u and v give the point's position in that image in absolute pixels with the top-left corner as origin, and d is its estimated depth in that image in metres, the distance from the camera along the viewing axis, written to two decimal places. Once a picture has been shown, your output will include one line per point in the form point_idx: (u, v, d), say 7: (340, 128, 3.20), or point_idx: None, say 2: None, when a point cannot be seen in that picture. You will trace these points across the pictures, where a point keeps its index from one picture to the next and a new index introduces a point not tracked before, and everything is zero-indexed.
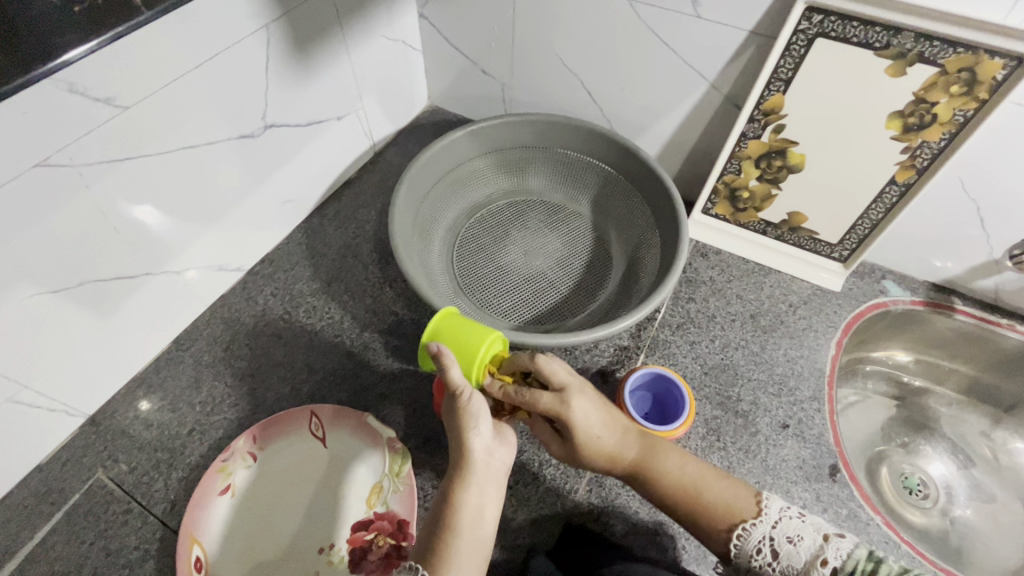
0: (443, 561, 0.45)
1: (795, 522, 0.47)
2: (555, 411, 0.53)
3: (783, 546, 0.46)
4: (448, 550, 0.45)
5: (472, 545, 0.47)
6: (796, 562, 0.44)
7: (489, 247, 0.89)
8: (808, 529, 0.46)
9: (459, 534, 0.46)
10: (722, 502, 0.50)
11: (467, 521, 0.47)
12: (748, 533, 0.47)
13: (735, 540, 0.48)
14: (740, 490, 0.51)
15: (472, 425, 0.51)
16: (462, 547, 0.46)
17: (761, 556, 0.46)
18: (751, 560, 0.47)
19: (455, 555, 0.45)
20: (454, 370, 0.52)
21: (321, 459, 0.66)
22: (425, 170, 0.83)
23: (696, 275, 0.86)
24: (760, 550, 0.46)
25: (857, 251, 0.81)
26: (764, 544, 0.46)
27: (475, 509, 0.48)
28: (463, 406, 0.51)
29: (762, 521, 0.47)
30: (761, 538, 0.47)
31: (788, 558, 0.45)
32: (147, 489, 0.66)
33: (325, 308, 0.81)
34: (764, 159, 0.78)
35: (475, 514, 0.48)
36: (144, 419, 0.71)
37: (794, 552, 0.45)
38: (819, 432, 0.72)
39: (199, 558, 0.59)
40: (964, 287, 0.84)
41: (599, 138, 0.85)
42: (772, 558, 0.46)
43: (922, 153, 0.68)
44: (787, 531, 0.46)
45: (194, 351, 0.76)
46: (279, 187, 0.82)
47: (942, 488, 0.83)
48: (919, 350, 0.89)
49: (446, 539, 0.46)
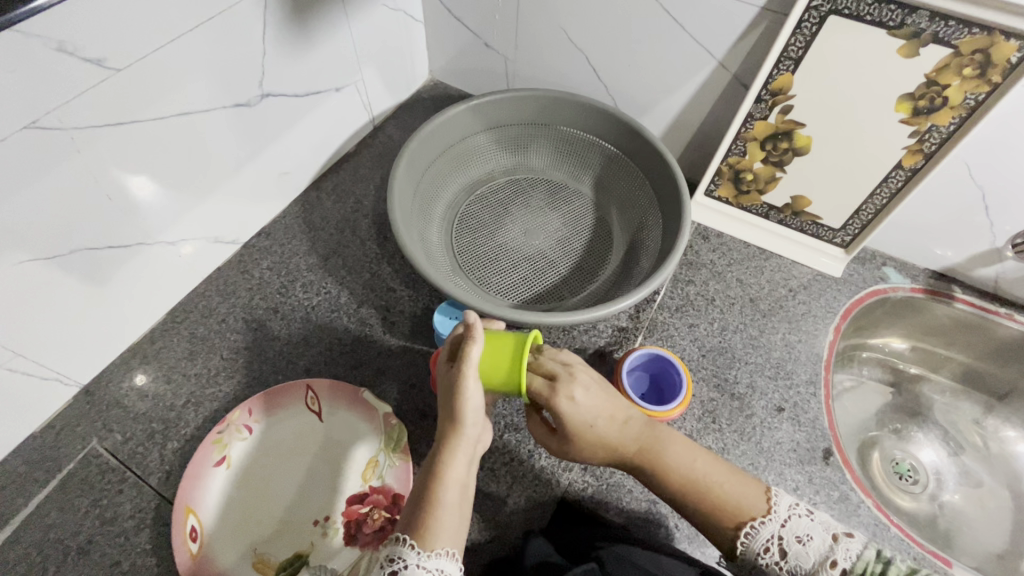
0: (432, 530, 0.45)
1: (803, 521, 0.46)
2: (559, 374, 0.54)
3: (792, 546, 0.45)
4: (434, 522, 0.45)
5: (454, 518, 0.47)
6: (804, 563, 0.44)
7: (489, 225, 0.87)
8: (817, 528, 0.46)
9: (445, 510, 0.46)
10: (732, 496, 0.49)
11: (454, 498, 0.47)
12: (756, 532, 0.46)
13: (742, 538, 0.47)
14: (750, 488, 0.49)
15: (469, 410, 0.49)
16: (446, 521, 0.46)
17: (769, 554, 0.46)
18: (758, 558, 0.46)
19: (439, 527, 0.45)
20: (474, 347, 0.50)
21: (317, 433, 0.66)
22: (426, 144, 0.81)
23: (696, 257, 0.86)
24: (768, 549, 0.46)
25: (859, 237, 0.80)
26: (773, 543, 0.46)
27: (459, 487, 0.48)
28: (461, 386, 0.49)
29: (771, 520, 0.47)
30: (769, 536, 0.46)
31: (796, 558, 0.45)
32: (142, 459, 0.66)
33: (322, 283, 0.80)
34: (770, 141, 0.77)
35: (461, 494, 0.48)
36: (139, 390, 0.70)
37: (803, 552, 0.45)
38: (814, 416, 0.73)
39: (194, 528, 0.59)
40: (964, 276, 0.84)
41: (604, 116, 0.84)
42: (779, 557, 0.46)
43: (930, 137, 0.67)
44: (797, 530, 0.46)
45: (189, 323, 0.76)
46: (275, 158, 0.80)
47: (932, 473, 0.84)
48: (918, 337, 0.89)
49: (432, 513, 0.46)
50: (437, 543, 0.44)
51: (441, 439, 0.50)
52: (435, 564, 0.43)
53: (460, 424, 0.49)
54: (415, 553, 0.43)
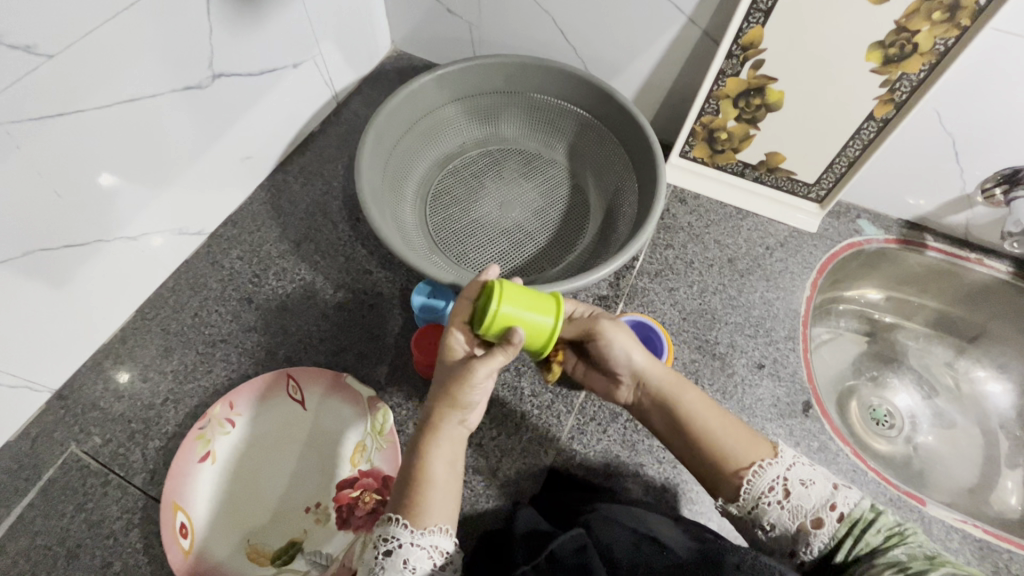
0: (422, 508, 0.47)
1: (807, 468, 0.49)
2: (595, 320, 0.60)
3: (795, 487, 0.48)
4: (424, 499, 0.48)
5: (444, 496, 0.49)
6: (806, 503, 0.47)
7: (463, 200, 0.86)
8: (820, 477, 0.49)
9: (433, 487, 0.49)
10: (738, 448, 0.51)
11: (440, 478, 0.49)
12: (763, 471, 0.49)
13: (747, 478, 0.49)
14: (756, 443, 0.52)
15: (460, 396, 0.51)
16: (434, 497, 0.48)
17: (772, 494, 0.48)
18: (761, 497, 0.48)
19: (429, 505, 0.48)
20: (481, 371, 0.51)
21: (301, 421, 0.66)
22: (392, 119, 0.78)
23: (674, 221, 0.85)
24: (772, 488, 0.48)
25: (834, 190, 0.81)
26: (778, 483, 0.48)
27: (446, 464, 0.50)
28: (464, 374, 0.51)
29: (778, 463, 0.49)
30: (775, 477, 0.48)
31: (799, 498, 0.47)
32: (124, 460, 0.64)
33: (295, 270, 0.78)
34: (742, 98, 0.75)
35: (448, 470, 0.50)
36: (115, 390, 0.68)
37: (805, 494, 0.47)
38: (793, 370, 0.74)
39: (184, 524, 0.58)
40: (935, 224, 0.85)
41: (574, 80, 0.81)
42: (782, 497, 0.48)
43: (901, 86, 0.67)
44: (801, 474, 0.49)
45: (161, 319, 0.73)
46: (234, 141, 0.77)
47: (907, 417, 0.87)
48: (891, 287, 0.90)
49: (421, 492, 0.48)
50: (428, 521, 0.47)
51: (428, 414, 0.52)
52: (429, 540, 0.46)
53: (445, 406, 0.52)
54: (407, 531, 0.46)
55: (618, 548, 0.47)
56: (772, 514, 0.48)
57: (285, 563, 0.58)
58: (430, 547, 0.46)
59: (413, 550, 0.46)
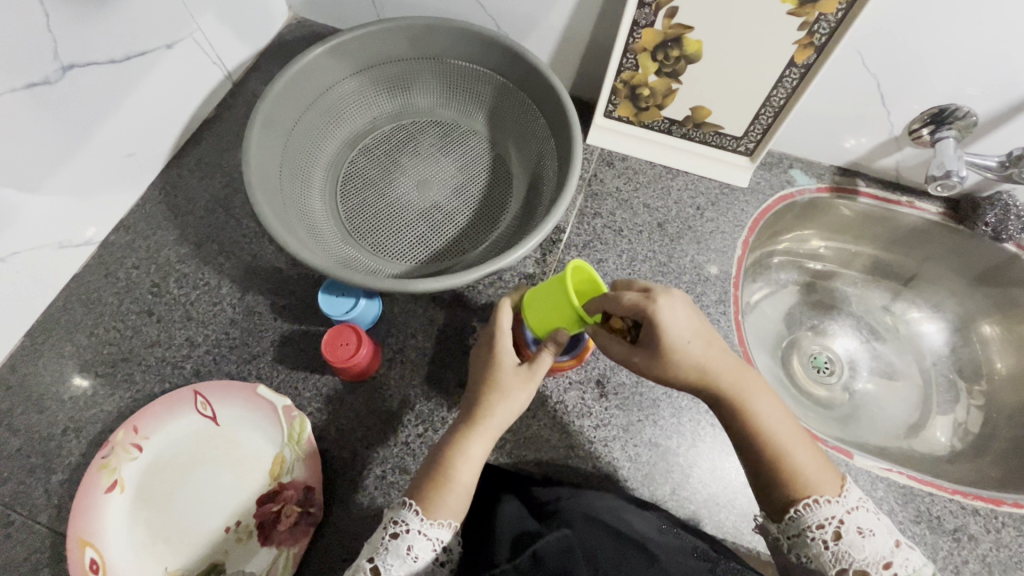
0: (439, 500, 0.50)
1: (869, 517, 0.49)
2: (643, 308, 0.50)
3: (849, 533, 0.48)
4: (444, 491, 0.51)
5: (460, 495, 0.51)
6: (856, 552, 0.47)
7: (378, 181, 0.80)
8: (881, 529, 0.48)
9: (456, 483, 0.51)
10: (809, 474, 0.51)
11: (465, 476, 0.52)
12: (815, 507, 0.49)
13: (799, 507, 0.50)
14: (827, 471, 0.51)
15: (503, 399, 0.54)
16: (453, 493, 0.51)
17: (821, 530, 0.48)
18: (807, 529, 0.49)
19: (446, 497, 0.51)
20: (520, 387, 0.54)
21: (214, 437, 0.62)
22: (285, 101, 0.71)
23: (601, 187, 0.81)
24: (822, 525, 0.48)
25: (762, 142, 0.77)
26: (830, 523, 0.48)
27: (473, 466, 0.52)
28: (505, 382, 0.54)
29: (839, 502, 0.49)
30: (828, 516, 0.49)
31: (850, 544, 0.47)
32: (27, 498, 0.61)
33: (198, 275, 0.72)
34: (660, 50, 0.70)
35: (475, 469, 0.53)
36: (9, 424, 0.64)
37: (858, 542, 0.47)
38: (724, 334, 0.72)
39: (95, 559, 0.56)
40: (867, 168, 0.82)
41: (482, 42, 0.74)
42: (831, 537, 0.48)
43: (820, 28, 0.62)
44: (860, 522, 0.48)
45: (53, 342, 0.68)
46: (111, 139, 0.69)
47: (846, 362, 0.89)
48: (828, 235, 0.89)
49: (443, 483, 0.51)
50: (440, 513, 0.50)
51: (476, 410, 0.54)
52: (435, 533, 0.49)
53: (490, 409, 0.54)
54: (418, 518, 0.49)
55: (602, 557, 0.47)
56: (814, 551, 0.48)
57: None
58: (435, 539, 0.49)
59: (419, 539, 0.49)
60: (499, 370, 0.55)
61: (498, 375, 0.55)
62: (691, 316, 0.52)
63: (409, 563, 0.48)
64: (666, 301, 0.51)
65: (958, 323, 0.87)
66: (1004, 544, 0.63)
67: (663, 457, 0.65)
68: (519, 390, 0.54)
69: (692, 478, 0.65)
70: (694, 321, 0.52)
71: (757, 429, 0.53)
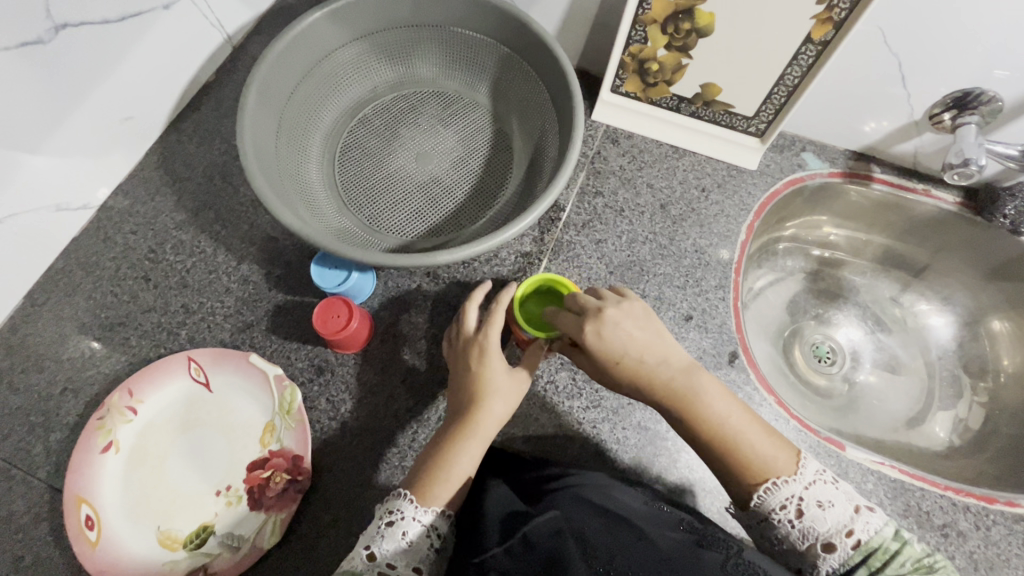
0: (436, 491, 0.51)
1: (828, 489, 0.48)
2: (573, 331, 0.55)
3: (810, 508, 0.47)
4: (440, 483, 0.51)
5: (456, 486, 0.52)
6: (819, 526, 0.46)
7: (377, 153, 0.79)
8: (839, 498, 0.47)
9: (453, 476, 0.52)
10: (761, 457, 0.50)
11: (464, 469, 0.52)
12: (777, 489, 0.48)
13: (760, 493, 0.49)
14: (783, 450, 0.51)
15: (496, 398, 0.55)
16: (450, 484, 0.51)
17: (784, 511, 0.48)
18: (772, 513, 0.49)
19: (442, 488, 0.51)
20: (498, 401, 0.55)
21: (206, 403, 0.63)
22: (283, 67, 0.69)
23: (605, 165, 0.79)
24: (785, 506, 0.48)
25: (774, 123, 0.74)
26: (791, 502, 0.48)
27: (472, 460, 0.53)
28: (490, 389, 0.56)
29: (796, 481, 0.49)
30: (788, 496, 0.48)
31: (813, 520, 0.47)
32: (27, 454, 0.63)
33: (194, 242, 0.72)
34: (670, 22, 0.67)
35: (473, 463, 0.53)
36: (10, 382, 0.66)
37: (820, 516, 0.47)
38: (722, 320, 0.71)
39: (90, 516, 0.58)
40: (883, 154, 0.79)
41: (486, 10, 0.72)
42: (794, 516, 0.48)
43: (839, 2, 0.59)
44: (819, 495, 0.48)
45: (53, 305, 0.69)
46: (107, 101, 0.68)
47: (849, 353, 0.87)
48: (839, 222, 0.87)
49: (440, 475, 0.52)
50: (436, 503, 0.50)
51: (473, 407, 0.55)
52: (428, 519, 0.49)
53: (486, 408, 0.55)
54: (411, 506, 0.49)
55: (590, 528, 0.47)
56: (783, 531, 0.48)
57: (197, 547, 0.58)
58: (426, 524, 0.49)
59: (413, 524, 0.49)
60: (487, 373, 0.56)
61: (486, 376, 0.56)
62: (628, 330, 0.54)
63: (403, 546, 0.48)
64: (595, 324, 0.54)
65: (968, 317, 0.84)
66: (992, 542, 0.62)
67: (652, 441, 0.65)
68: (500, 402, 0.56)
69: (679, 462, 0.64)
70: (633, 334, 0.54)
71: (705, 427, 0.52)
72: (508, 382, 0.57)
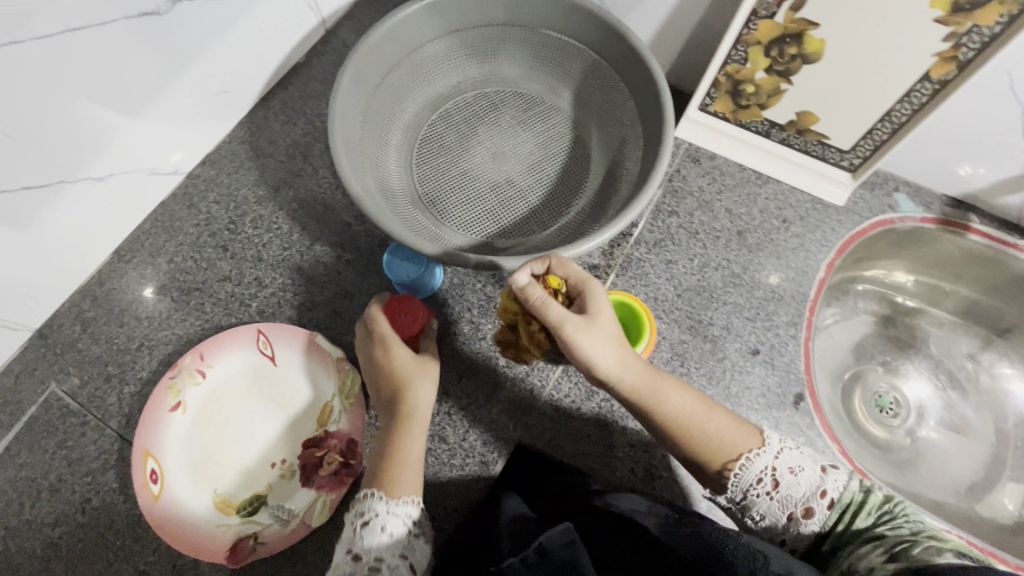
0: (395, 482, 0.51)
1: (795, 455, 0.49)
2: (582, 279, 0.54)
3: (784, 476, 0.48)
4: (396, 476, 0.51)
5: (414, 473, 0.52)
6: (796, 492, 0.47)
7: (454, 149, 0.79)
8: (807, 461, 0.49)
9: (406, 466, 0.52)
10: (727, 442, 0.50)
11: (412, 457, 0.53)
12: (751, 463, 0.49)
13: (735, 471, 0.49)
14: (742, 425, 0.52)
15: (413, 387, 0.57)
16: (407, 474, 0.52)
17: (761, 484, 0.48)
18: (751, 488, 0.49)
19: (399, 479, 0.51)
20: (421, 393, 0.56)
21: (270, 377, 0.65)
22: (375, 55, 0.70)
23: (683, 184, 0.77)
24: (761, 479, 0.48)
25: (870, 160, 0.71)
26: (767, 473, 0.48)
27: (419, 446, 0.54)
28: (405, 382, 0.57)
29: (765, 453, 0.49)
30: (763, 469, 0.49)
31: (788, 487, 0.48)
32: (101, 403, 0.66)
33: (272, 218, 0.74)
34: (776, 45, 0.64)
35: (418, 450, 0.54)
36: (92, 332, 0.69)
37: (795, 483, 0.48)
38: (790, 358, 0.68)
39: (154, 470, 0.60)
40: (985, 204, 0.75)
41: (583, 15, 0.70)
42: (771, 487, 0.48)
43: (968, 41, 0.55)
44: (789, 462, 0.49)
45: (136, 263, 0.72)
46: (208, 74, 0.71)
47: (915, 407, 0.82)
48: (921, 270, 0.82)
49: (393, 470, 0.52)
50: (400, 492, 0.50)
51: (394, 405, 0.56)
52: (404, 509, 0.50)
53: (409, 399, 0.56)
54: (383, 501, 0.49)
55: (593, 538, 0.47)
56: (762, 504, 0.48)
57: (249, 514, 0.60)
58: (405, 515, 0.50)
59: (389, 518, 0.49)
60: (394, 365, 0.57)
61: (394, 367, 0.57)
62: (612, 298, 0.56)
63: (386, 540, 0.48)
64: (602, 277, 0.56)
65: None
66: None
67: None
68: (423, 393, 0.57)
69: None
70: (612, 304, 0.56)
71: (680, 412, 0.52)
72: (418, 370, 0.58)
